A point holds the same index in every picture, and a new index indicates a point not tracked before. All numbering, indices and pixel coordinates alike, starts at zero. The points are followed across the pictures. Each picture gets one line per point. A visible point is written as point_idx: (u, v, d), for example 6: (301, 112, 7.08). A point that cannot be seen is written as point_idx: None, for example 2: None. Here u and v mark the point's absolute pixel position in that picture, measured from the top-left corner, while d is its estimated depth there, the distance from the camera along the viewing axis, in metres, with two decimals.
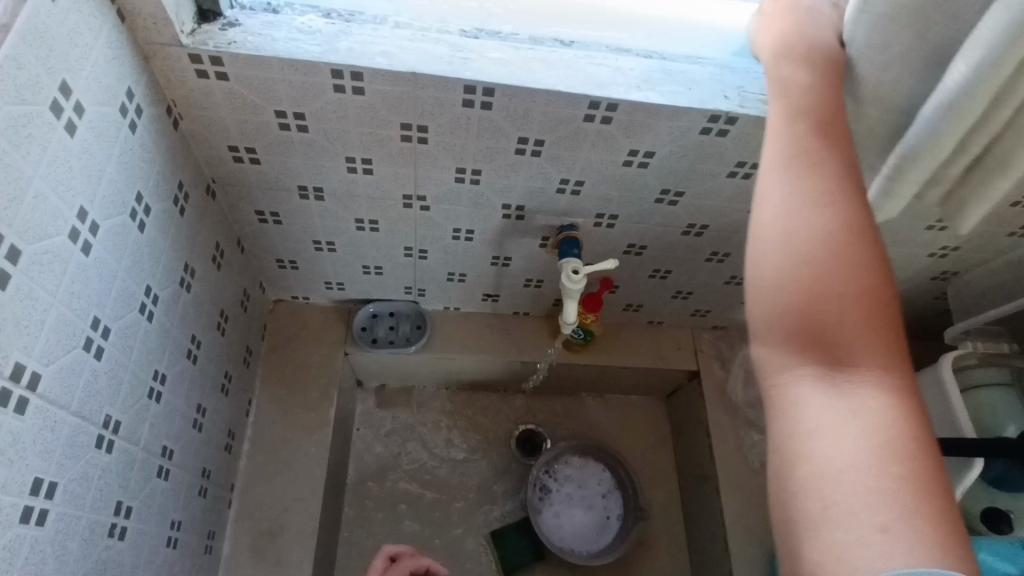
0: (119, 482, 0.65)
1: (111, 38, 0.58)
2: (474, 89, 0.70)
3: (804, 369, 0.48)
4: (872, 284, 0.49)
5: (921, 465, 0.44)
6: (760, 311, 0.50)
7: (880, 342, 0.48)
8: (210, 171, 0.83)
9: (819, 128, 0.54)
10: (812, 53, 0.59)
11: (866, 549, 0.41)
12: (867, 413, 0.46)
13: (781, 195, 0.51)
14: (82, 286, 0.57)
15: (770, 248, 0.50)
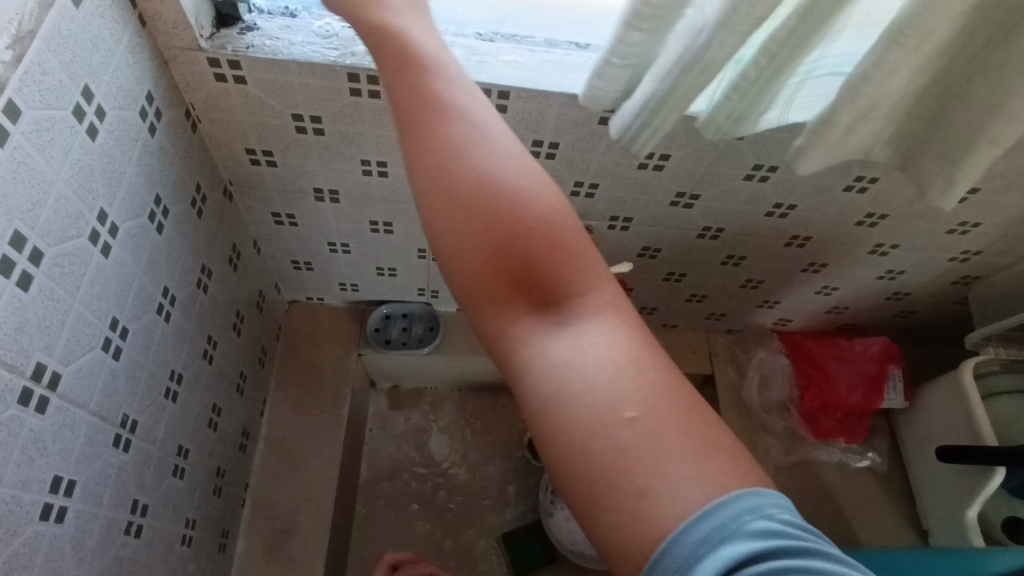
0: (135, 480, 0.66)
1: (131, 43, 0.59)
2: (489, 92, 0.69)
3: (521, 326, 0.42)
4: (537, 222, 0.43)
5: (662, 397, 0.38)
6: (464, 278, 0.43)
7: (589, 272, 0.44)
8: (227, 173, 0.83)
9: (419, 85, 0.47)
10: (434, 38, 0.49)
11: (655, 508, 0.34)
12: (593, 355, 0.39)
13: (428, 147, 0.45)
14: (101, 286, 0.57)
15: (437, 218, 0.44)
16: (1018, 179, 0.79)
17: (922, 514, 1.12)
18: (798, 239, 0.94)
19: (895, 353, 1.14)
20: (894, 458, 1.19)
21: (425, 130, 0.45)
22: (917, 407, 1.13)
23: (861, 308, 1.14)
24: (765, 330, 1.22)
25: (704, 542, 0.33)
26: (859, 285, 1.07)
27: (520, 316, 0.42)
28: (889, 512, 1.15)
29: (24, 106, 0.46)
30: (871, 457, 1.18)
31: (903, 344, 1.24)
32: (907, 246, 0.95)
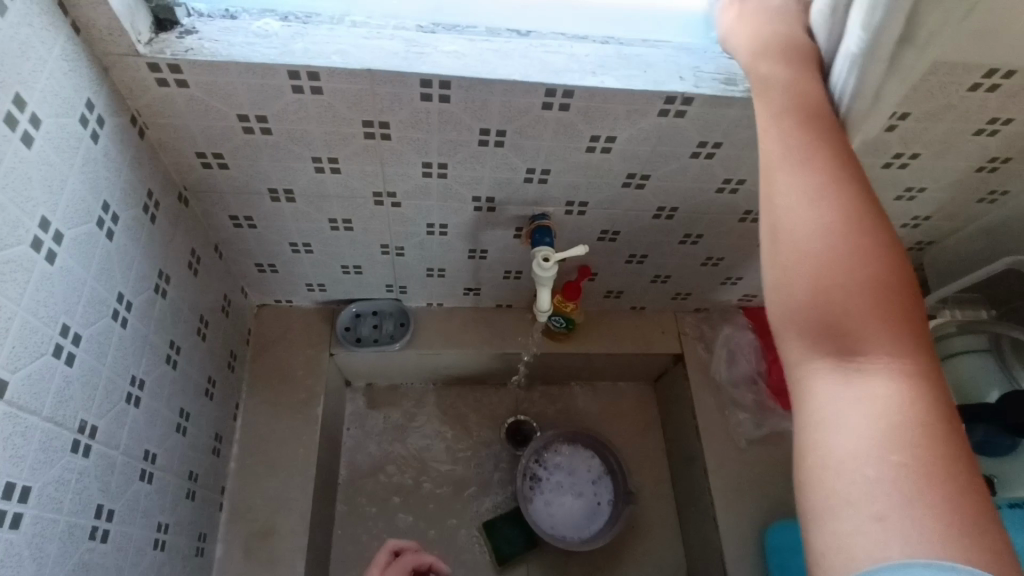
0: (98, 486, 0.67)
1: (66, 50, 0.60)
2: (430, 83, 0.70)
3: (813, 356, 0.46)
4: (876, 273, 0.45)
5: (930, 454, 0.40)
6: (780, 309, 0.48)
7: (897, 324, 0.45)
8: (180, 177, 0.84)
9: (811, 125, 0.51)
10: (802, 49, 0.58)
11: (883, 539, 0.38)
12: (865, 400, 0.43)
13: (798, 197, 0.48)
14: (48, 294, 0.58)
15: (777, 253, 0.48)
16: (955, 142, 0.82)
17: None
18: (751, 214, 0.96)
19: None
20: None
21: (786, 187, 0.48)
22: None
23: None
24: (731, 307, 1.24)
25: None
26: None
27: (810, 349, 0.47)
28: None
29: None
30: None
31: None
32: None
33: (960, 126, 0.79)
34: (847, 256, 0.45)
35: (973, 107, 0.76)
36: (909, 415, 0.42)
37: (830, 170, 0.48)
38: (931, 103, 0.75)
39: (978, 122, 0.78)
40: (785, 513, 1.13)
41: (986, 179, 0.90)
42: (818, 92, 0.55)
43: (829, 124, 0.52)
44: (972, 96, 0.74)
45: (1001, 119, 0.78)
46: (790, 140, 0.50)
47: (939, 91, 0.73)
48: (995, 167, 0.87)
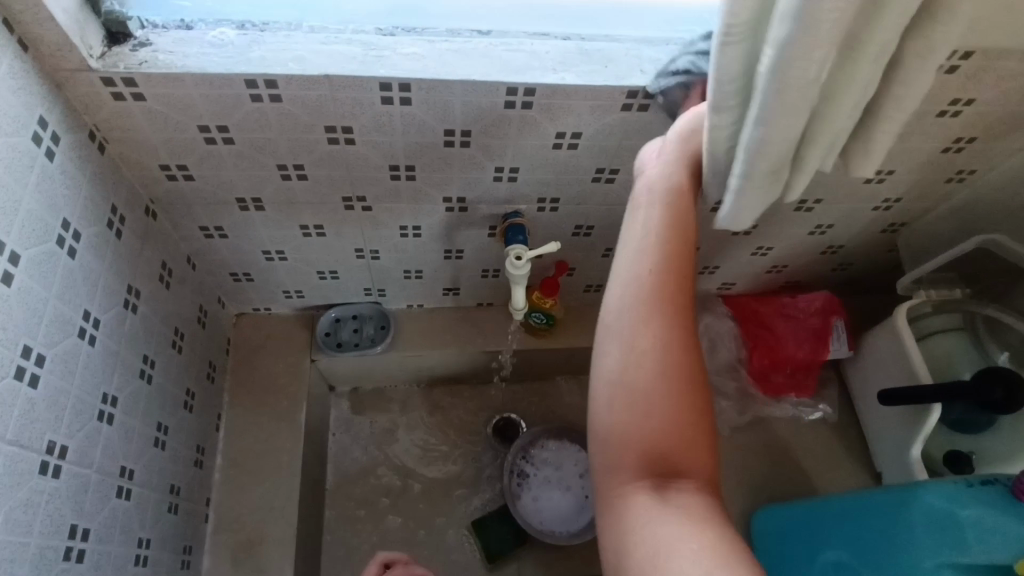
0: (71, 506, 0.66)
1: (13, 68, 0.59)
2: (390, 86, 0.70)
3: (637, 480, 0.57)
4: (686, 415, 0.58)
5: (727, 549, 0.51)
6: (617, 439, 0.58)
7: (695, 459, 0.58)
8: (146, 191, 0.83)
9: (661, 283, 0.61)
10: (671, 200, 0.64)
11: None
12: (678, 514, 0.54)
13: (648, 337, 0.59)
14: (5, 316, 0.57)
15: (616, 395, 0.59)
16: (919, 125, 0.82)
17: (873, 456, 1.16)
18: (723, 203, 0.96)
19: (837, 306, 1.17)
20: (845, 406, 1.23)
21: (620, 341, 0.60)
22: (861, 355, 1.16)
23: (800, 265, 1.17)
24: (712, 296, 1.24)
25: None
26: (792, 243, 1.09)
27: (636, 473, 0.58)
28: (843, 458, 1.19)
29: None
30: (823, 408, 1.21)
31: (845, 296, 1.28)
32: (830, 201, 0.98)
33: (922, 108, 0.79)
34: (671, 398, 0.58)
35: (935, 88, 0.76)
36: (708, 524, 0.54)
37: (668, 332, 0.60)
38: None
39: (941, 103, 0.79)
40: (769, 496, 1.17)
41: (954, 160, 0.90)
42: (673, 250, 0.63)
43: (673, 282, 0.62)
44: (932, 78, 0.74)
45: (962, 100, 0.79)
46: (643, 293, 0.61)
47: None
48: (961, 148, 0.88)
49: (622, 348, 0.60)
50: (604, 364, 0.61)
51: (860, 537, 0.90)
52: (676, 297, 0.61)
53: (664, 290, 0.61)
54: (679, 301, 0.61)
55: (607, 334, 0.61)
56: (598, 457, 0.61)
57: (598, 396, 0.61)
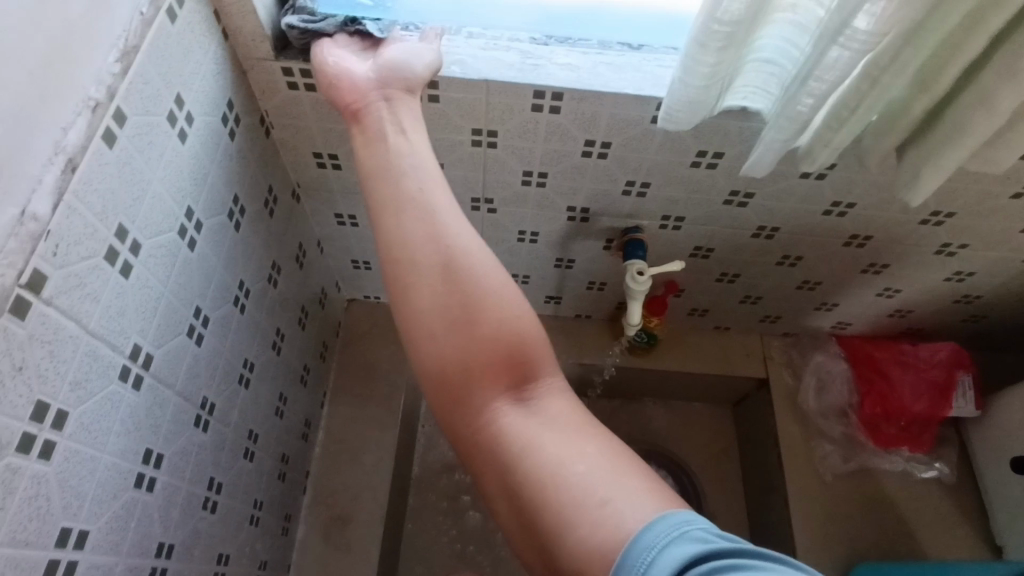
0: (212, 459, 0.71)
1: (217, 55, 0.64)
2: (543, 94, 0.72)
3: (496, 405, 0.53)
4: (523, 328, 0.55)
5: (606, 443, 0.51)
6: (457, 372, 0.54)
7: (544, 368, 0.56)
8: (295, 176, 0.88)
9: (411, 210, 0.57)
10: (370, 130, 0.63)
11: (617, 514, 0.46)
12: (547, 428, 0.52)
13: (439, 255, 0.55)
14: (187, 277, 0.62)
15: (438, 327, 0.54)
16: None
17: (995, 528, 1.07)
18: (858, 238, 0.92)
19: (966, 360, 1.09)
20: (964, 469, 1.13)
21: (427, 261, 0.55)
22: (990, 416, 1.07)
23: (926, 312, 1.10)
24: (823, 334, 1.19)
25: (656, 546, 0.43)
26: (924, 287, 1.03)
27: (492, 396, 0.53)
28: (957, 524, 1.10)
29: (129, 112, 0.51)
30: (938, 467, 1.13)
31: (972, 350, 1.18)
32: (977, 246, 0.91)
33: None
34: (498, 314, 0.54)
35: None
36: (577, 424, 0.53)
37: (433, 258, 0.55)
38: None
39: None
40: (873, 553, 1.08)
41: None
42: (428, 173, 0.59)
43: (446, 206, 0.57)
44: None
45: None
46: (405, 215, 0.57)
47: None
48: None
49: (427, 275, 0.54)
50: (419, 298, 0.54)
51: None
52: (452, 204, 0.58)
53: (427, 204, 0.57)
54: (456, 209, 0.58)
55: (414, 262, 0.55)
56: (441, 399, 0.55)
57: (425, 333, 0.54)
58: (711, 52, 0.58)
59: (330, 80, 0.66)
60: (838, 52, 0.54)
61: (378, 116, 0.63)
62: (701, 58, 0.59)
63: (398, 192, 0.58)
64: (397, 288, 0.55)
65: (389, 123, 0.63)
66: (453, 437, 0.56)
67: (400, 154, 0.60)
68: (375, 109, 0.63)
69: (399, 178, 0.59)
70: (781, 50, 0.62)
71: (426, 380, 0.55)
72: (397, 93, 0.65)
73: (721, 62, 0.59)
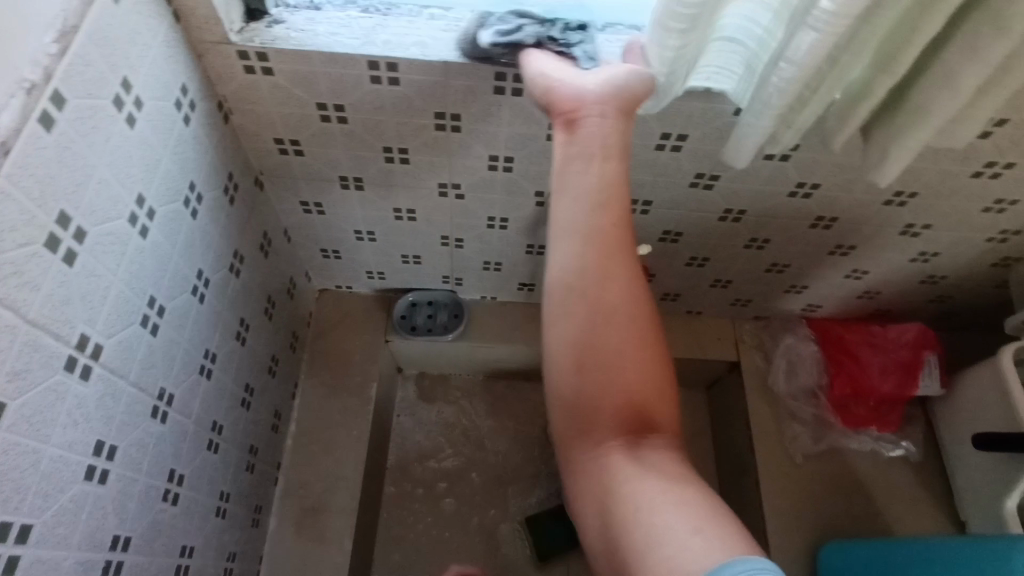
0: (171, 451, 0.70)
1: (168, 37, 0.62)
2: (505, 76, 0.71)
3: (614, 438, 0.63)
4: (654, 383, 0.65)
5: (703, 493, 0.56)
6: (590, 401, 0.64)
7: (662, 421, 0.65)
8: (258, 163, 0.87)
9: (598, 250, 0.64)
10: (599, 143, 0.64)
11: (697, 545, 0.49)
12: (654, 467, 0.59)
13: (611, 298, 0.64)
14: (140, 266, 0.61)
15: (586, 360, 0.64)
16: None
17: (958, 503, 1.09)
18: (824, 220, 0.92)
19: (931, 339, 1.11)
20: (929, 447, 1.15)
21: (595, 303, 0.64)
22: (953, 394, 1.09)
23: (893, 293, 1.11)
24: (794, 317, 1.20)
25: None
26: (890, 269, 1.04)
27: (610, 430, 0.63)
28: (922, 501, 1.12)
29: (68, 95, 0.49)
30: (904, 446, 1.15)
31: (938, 331, 1.20)
32: (940, 227, 0.92)
33: None
34: (638, 365, 0.65)
35: None
36: (681, 472, 0.59)
37: (604, 301, 0.64)
38: None
39: None
40: (840, 531, 1.10)
41: None
42: (625, 218, 0.66)
43: (623, 257, 0.65)
44: None
45: None
46: (581, 253, 0.64)
47: None
48: None
49: (587, 311, 0.64)
50: (566, 327, 0.65)
51: None
52: (628, 257, 0.66)
53: (606, 244, 0.64)
54: (632, 262, 0.66)
55: (581, 297, 0.64)
56: (569, 421, 0.65)
57: (571, 360, 0.65)
58: (674, 35, 0.57)
59: (546, 86, 0.64)
60: (810, 35, 0.53)
61: (592, 129, 0.64)
62: (664, 41, 0.58)
63: (591, 224, 0.64)
64: (551, 317, 0.66)
65: (594, 138, 0.64)
66: (569, 457, 0.66)
67: (598, 183, 0.64)
68: (608, 124, 0.64)
69: (591, 213, 0.64)
70: (744, 29, 0.62)
71: (561, 400, 0.66)
72: (614, 112, 0.64)
73: (686, 44, 0.59)
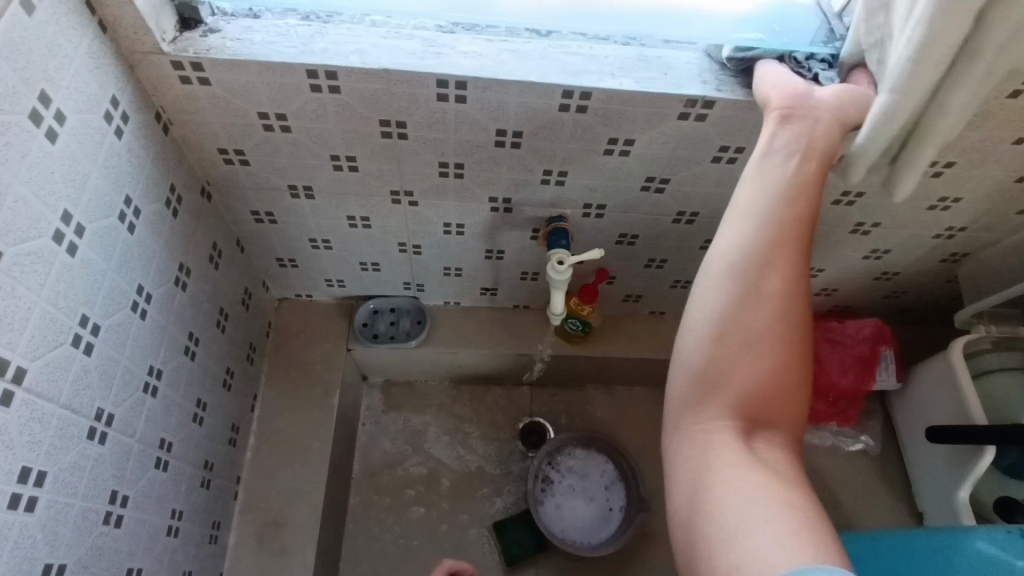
0: (113, 472, 0.68)
1: (92, 47, 0.61)
2: (446, 83, 0.70)
3: (729, 422, 0.57)
4: (793, 380, 0.60)
5: (813, 503, 0.52)
6: (718, 379, 0.58)
7: (785, 419, 0.59)
8: (204, 173, 0.85)
9: (774, 230, 0.60)
10: (807, 137, 0.62)
11: (798, 545, 0.46)
12: (764, 460, 0.55)
13: (772, 281, 0.59)
14: (68, 285, 0.59)
15: (728, 336, 0.59)
16: (994, 151, 0.78)
17: (915, 495, 1.11)
18: None
19: (887, 334, 1.12)
20: (888, 440, 1.17)
21: (754, 283, 0.59)
22: (909, 388, 1.11)
23: (850, 290, 1.13)
24: None
25: None
26: (845, 266, 1.05)
27: (724, 412, 0.58)
28: (882, 494, 1.14)
29: None
30: (864, 440, 1.16)
31: (895, 325, 1.22)
32: (889, 224, 0.94)
33: (1000, 133, 0.75)
34: (783, 359, 0.59)
35: (1014, 113, 0.72)
36: (794, 476, 0.55)
37: (767, 284, 0.59)
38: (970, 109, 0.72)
39: (1019, 131, 0.75)
40: None
41: None
42: (811, 206, 0.61)
43: (799, 245, 0.60)
44: (1012, 103, 0.71)
45: None
46: (751, 231, 0.60)
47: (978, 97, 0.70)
48: None
49: (741, 286, 0.59)
50: (713, 299, 0.60)
51: None
52: (803, 249, 0.61)
53: (774, 229, 0.60)
54: (804, 248, 0.61)
55: (741, 273, 0.59)
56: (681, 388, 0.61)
57: (708, 331, 0.59)
58: None
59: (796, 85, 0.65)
60: None
61: (807, 125, 0.62)
62: None
63: (770, 208, 0.60)
64: (701, 285, 0.62)
65: (786, 141, 0.62)
66: (672, 425, 0.61)
67: (791, 174, 0.61)
68: (821, 129, 0.62)
69: (771, 197, 0.60)
70: None
71: (684, 367, 0.60)
72: (825, 120, 0.62)
73: None
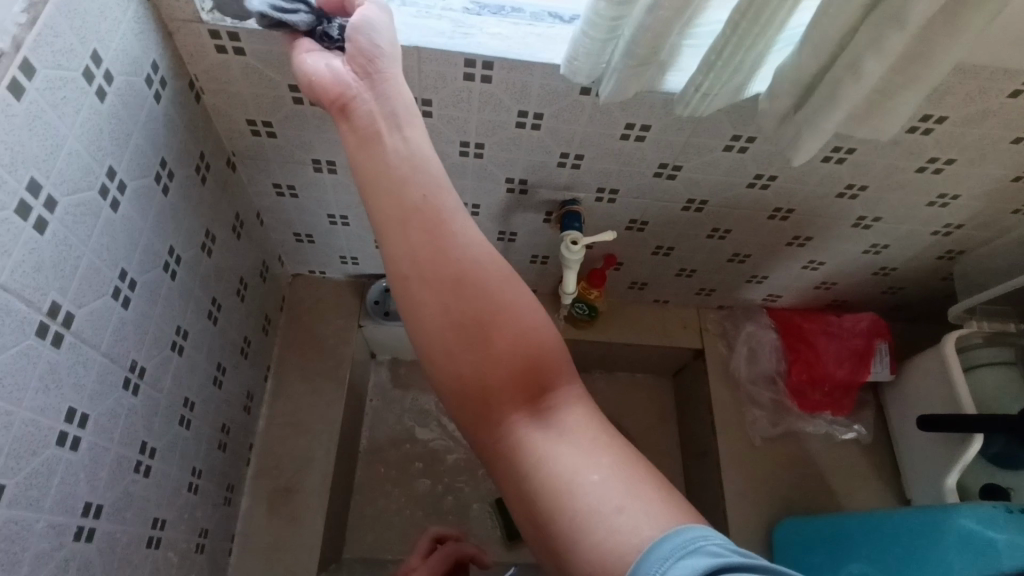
0: (144, 423, 0.71)
1: (138, 14, 0.63)
2: (473, 63, 0.73)
3: (513, 420, 0.63)
4: (535, 342, 0.66)
5: (616, 453, 0.60)
6: (474, 385, 0.64)
7: (558, 380, 0.66)
8: (230, 144, 0.88)
9: (422, 226, 0.64)
10: (402, 109, 0.65)
11: (628, 520, 0.54)
12: (557, 438, 0.61)
13: (446, 272, 0.64)
14: (111, 239, 0.62)
15: (455, 345, 0.64)
16: (991, 149, 0.81)
17: (904, 482, 1.15)
18: (780, 212, 0.97)
19: (883, 328, 1.16)
20: (881, 431, 1.21)
21: (443, 283, 0.64)
22: (902, 379, 1.15)
23: (849, 284, 1.17)
24: (756, 306, 1.25)
25: (668, 557, 0.49)
26: (845, 260, 1.09)
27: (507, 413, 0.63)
28: (874, 482, 1.18)
29: (39, 65, 0.50)
30: (856, 429, 1.20)
31: (891, 320, 1.26)
32: (890, 220, 0.97)
33: (997, 131, 0.79)
34: (508, 332, 0.65)
35: (1012, 112, 0.76)
36: (589, 429, 0.62)
37: (446, 279, 0.64)
38: (970, 107, 0.75)
39: (1017, 130, 0.78)
40: (796, 509, 1.15)
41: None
42: (439, 179, 0.66)
43: (451, 224, 0.65)
44: (1012, 102, 0.74)
45: None
46: (413, 238, 0.64)
47: (979, 96, 0.74)
48: None
49: (433, 296, 0.64)
50: (426, 319, 0.64)
51: (886, 556, 0.89)
52: (460, 209, 0.66)
53: (431, 221, 0.64)
54: (458, 218, 0.66)
55: (425, 281, 0.64)
56: (465, 411, 0.65)
57: (441, 348, 0.64)
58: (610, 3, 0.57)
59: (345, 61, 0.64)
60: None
61: (373, 107, 0.64)
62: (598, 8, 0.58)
63: (403, 205, 0.64)
64: (411, 310, 0.65)
65: (378, 124, 0.64)
66: (483, 449, 0.65)
67: (400, 160, 0.64)
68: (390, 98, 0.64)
69: (403, 194, 0.64)
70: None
71: (451, 394, 0.65)
72: (382, 79, 0.64)
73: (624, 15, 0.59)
